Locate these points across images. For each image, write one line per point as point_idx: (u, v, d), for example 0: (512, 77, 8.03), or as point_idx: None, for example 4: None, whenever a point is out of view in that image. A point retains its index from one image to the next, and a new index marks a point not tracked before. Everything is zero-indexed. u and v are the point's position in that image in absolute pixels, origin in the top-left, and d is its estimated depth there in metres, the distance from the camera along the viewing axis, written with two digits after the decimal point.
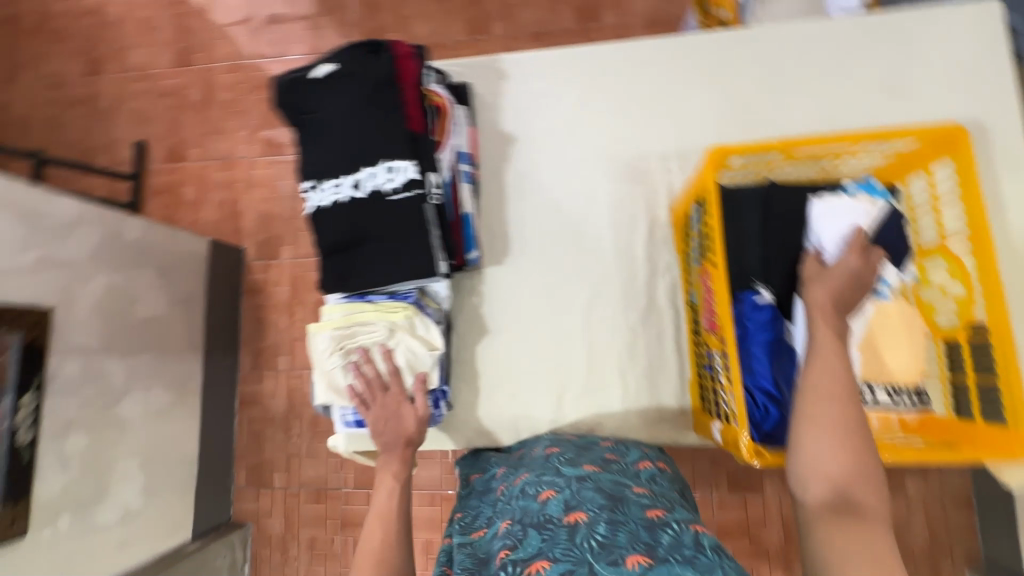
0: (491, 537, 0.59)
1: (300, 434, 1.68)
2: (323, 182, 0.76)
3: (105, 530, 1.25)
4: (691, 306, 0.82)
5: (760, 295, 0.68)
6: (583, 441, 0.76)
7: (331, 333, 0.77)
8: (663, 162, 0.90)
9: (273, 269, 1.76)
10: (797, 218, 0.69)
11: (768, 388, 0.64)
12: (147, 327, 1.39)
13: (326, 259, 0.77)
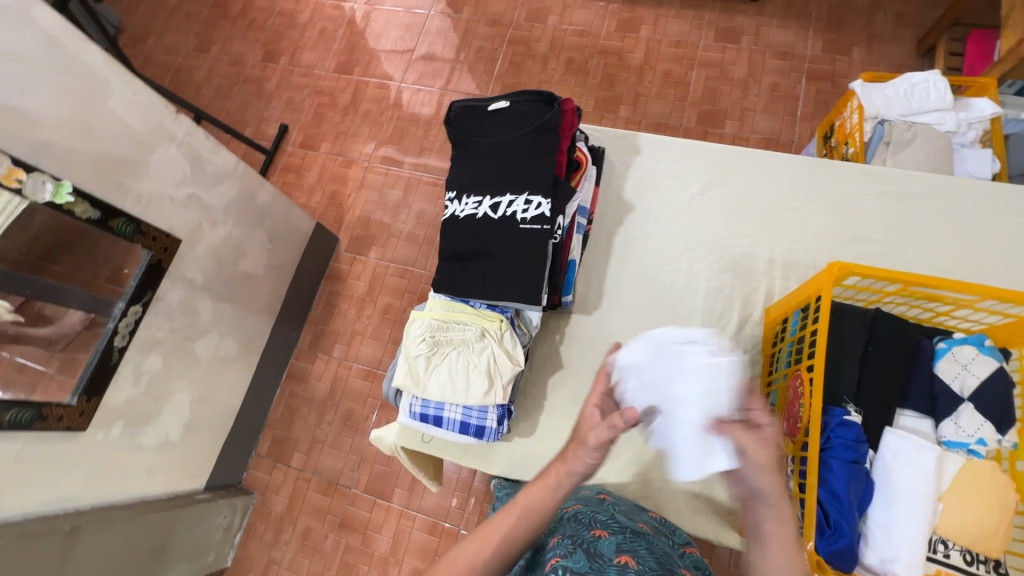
0: (540, 548, 0.68)
1: (331, 422, 1.72)
2: (467, 197, 0.89)
3: (146, 448, 1.31)
4: (768, 408, 0.83)
5: (850, 414, 0.68)
6: (632, 500, 0.85)
7: (431, 324, 0.87)
8: (768, 266, 0.95)
9: (358, 264, 1.88)
10: (898, 351, 0.72)
11: (841, 508, 0.64)
12: (241, 280, 1.51)
13: (448, 263, 0.90)
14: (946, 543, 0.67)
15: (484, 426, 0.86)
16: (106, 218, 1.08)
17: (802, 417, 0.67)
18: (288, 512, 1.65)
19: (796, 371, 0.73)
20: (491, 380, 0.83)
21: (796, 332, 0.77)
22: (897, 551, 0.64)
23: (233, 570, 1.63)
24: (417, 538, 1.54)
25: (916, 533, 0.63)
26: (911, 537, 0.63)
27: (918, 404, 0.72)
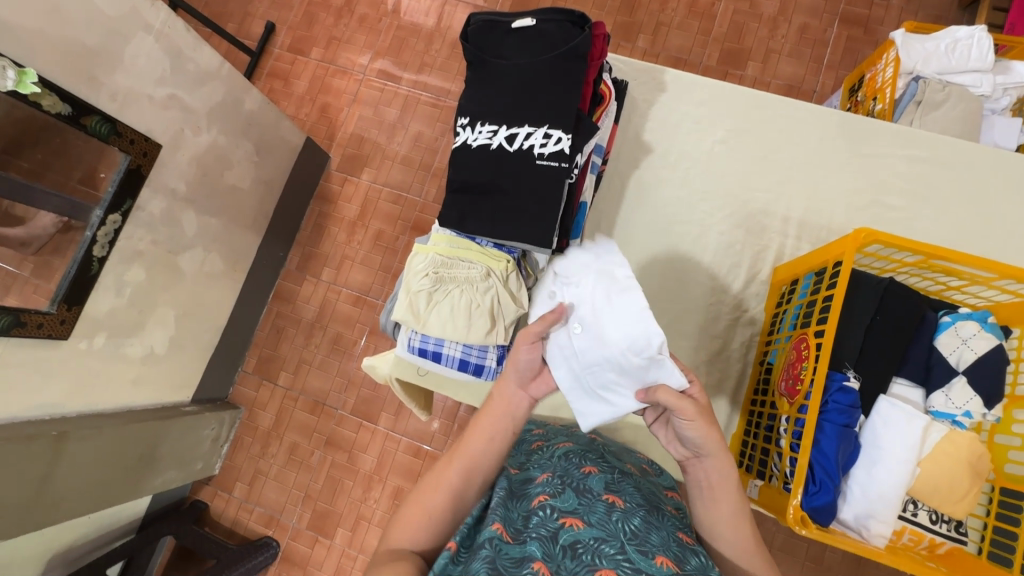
0: (526, 477, 0.66)
1: (318, 344, 1.72)
2: (480, 125, 0.83)
3: (131, 359, 1.30)
4: (765, 366, 0.84)
5: (849, 379, 0.69)
6: (624, 445, 0.86)
7: (436, 260, 0.85)
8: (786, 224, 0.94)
9: (350, 186, 1.80)
10: (907, 319, 0.72)
11: (829, 468, 0.66)
12: (227, 194, 1.43)
13: (454, 196, 0.85)
14: (916, 503, 0.72)
15: (484, 366, 0.86)
16: (77, 115, 0.99)
17: (803, 379, 0.68)
18: (274, 427, 1.69)
19: (801, 334, 0.73)
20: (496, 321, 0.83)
21: (806, 295, 0.76)
22: (871, 508, 0.67)
23: (221, 477, 1.68)
24: (401, 459, 1.60)
25: (891, 494, 0.67)
26: (888, 498, 0.66)
27: (913, 373, 0.73)
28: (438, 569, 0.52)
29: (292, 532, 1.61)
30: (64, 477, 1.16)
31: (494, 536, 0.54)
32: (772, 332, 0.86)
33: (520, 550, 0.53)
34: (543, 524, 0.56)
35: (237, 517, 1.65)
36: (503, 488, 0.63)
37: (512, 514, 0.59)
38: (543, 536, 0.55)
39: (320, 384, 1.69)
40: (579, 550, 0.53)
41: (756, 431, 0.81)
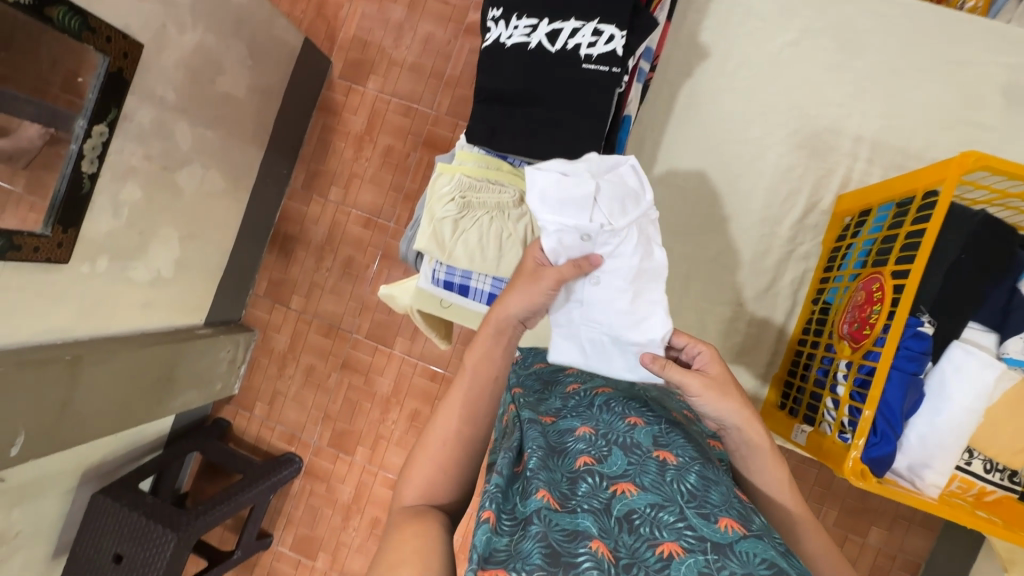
0: (563, 428, 0.62)
1: (329, 268, 1.66)
2: (515, 19, 0.72)
3: (138, 282, 1.25)
4: (824, 307, 0.85)
5: (924, 325, 0.66)
6: (659, 383, 0.82)
7: (463, 183, 0.76)
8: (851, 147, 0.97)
9: (355, 95, 1.64)
10: (997, 260, 0.69)
11: (891, 419, 0.66)
12: (222, 103, 1.30)
13: (482, 106, 0.74)
14: (972, 452, 0.75)
15: None
16: (39, 5, 0.85)
17: (872, 322, 0.67)
18: (289, 350, 1.68)
19: (873, 274, 0.71)
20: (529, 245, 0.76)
21: (884, 229, 0.75)
22: (929, 456, 0.71)
23: (241, 397, 1.71)
24: (418, 383, 1.60)
25: (949, 444, 0.71)
26: (946, 446, 0.71)
27: (988, 317, 0.72)
28: (483, 549, 0.46)
29: (314, 449, 1.66)
30: (85, 400, 1.15)
31: (543, 504, 0.50)
32: (838, 270, 0.84)
33: (573, 521, 0.49)
34: (594, 494, 0.52)
35: (260, 434, 1.70)
36: (544, 441, 0.59)
37: (557, 477, 0.54)
38: (596, 509, 0.51)
39: (333, 308, 1.66)
40: (636, 522, 0.50)
41: (809, 374, 0.82)
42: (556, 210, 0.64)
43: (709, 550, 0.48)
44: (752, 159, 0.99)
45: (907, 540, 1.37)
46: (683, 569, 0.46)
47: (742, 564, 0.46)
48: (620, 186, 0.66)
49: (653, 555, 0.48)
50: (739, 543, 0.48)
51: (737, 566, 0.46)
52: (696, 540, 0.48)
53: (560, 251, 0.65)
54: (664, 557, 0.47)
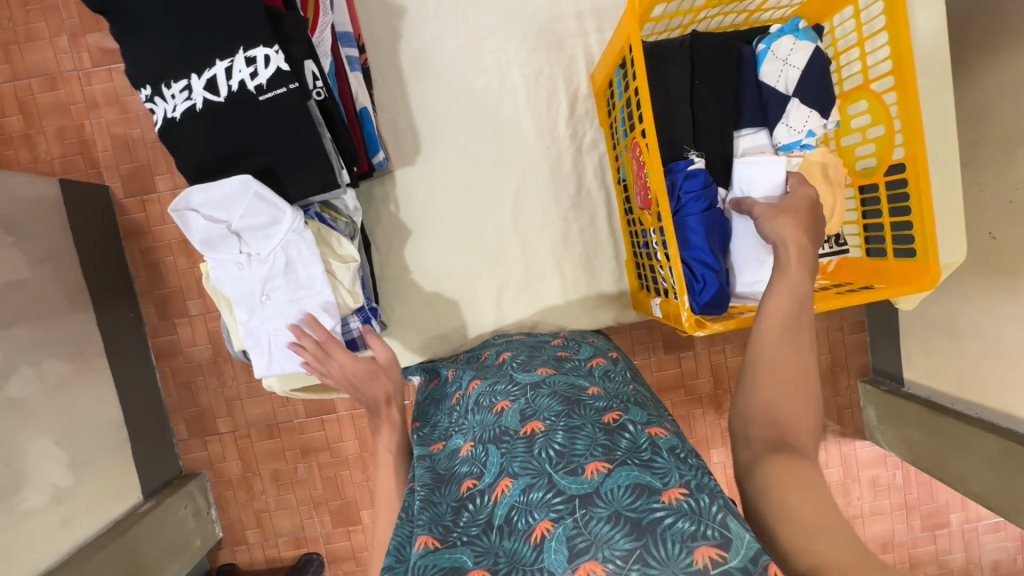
0: (450, 453, 0.65)
1: (234, 376, 1.58)
2: (166, 92, 0.81)
3: (41, 506, 1.17)
4: (621, 182, 1.03)
5: (692, 163, 0.85)
6: (532, 342, 0.87)
7: (227, 281, 0.89)
8: (578, 25, 1.07)
9: (153, 205, 1.51)
10: (716, 75, 0.87)
11: (704, 260, 0.84)
12: (10, 293, 1.19)
13: (200, 178, 0.85)
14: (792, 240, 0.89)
15: (354, 336, 0.97)
16: None
17: (650, 187, 0.78)
18: (246, 471, 1.62)
19: (633, 140, 0.82)
20: (335, 296, 0.92)
21: (623, 95, 0.86)
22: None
23: (228, 536, 1.64)
24: None
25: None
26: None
27: (753, 120, 0.91)
28: None
29: (325, 538, 1.63)
30: None
31: (420, 553, 0.52)
32: (617, 142, 0.97)
33: (450, 557, 0.51)
34: (474, 518, 0.55)
35: (267, 555, 1.65)
36: (432, 476, 0.63)
37: (439, 510, 0.58)
38: (479, 533, 0.53)
39: (262, 410, 1.59)
40: (514, 520, 0.52)
41: (641, 251, 0.98)
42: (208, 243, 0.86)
43: (577, 506, 0.49)
44: (502, 84, 1.08)
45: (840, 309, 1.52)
46: (553, 545, 0.48)
47: (608, 504, 0.49)
48: (251, 209, 0.84)
49: (529, 546, 0.49)
50: (603, 484, 0.50)
51: (603, 509, 0.49)
52: (564, 504, 0.50)
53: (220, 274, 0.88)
54: (537, 541, 0.49)
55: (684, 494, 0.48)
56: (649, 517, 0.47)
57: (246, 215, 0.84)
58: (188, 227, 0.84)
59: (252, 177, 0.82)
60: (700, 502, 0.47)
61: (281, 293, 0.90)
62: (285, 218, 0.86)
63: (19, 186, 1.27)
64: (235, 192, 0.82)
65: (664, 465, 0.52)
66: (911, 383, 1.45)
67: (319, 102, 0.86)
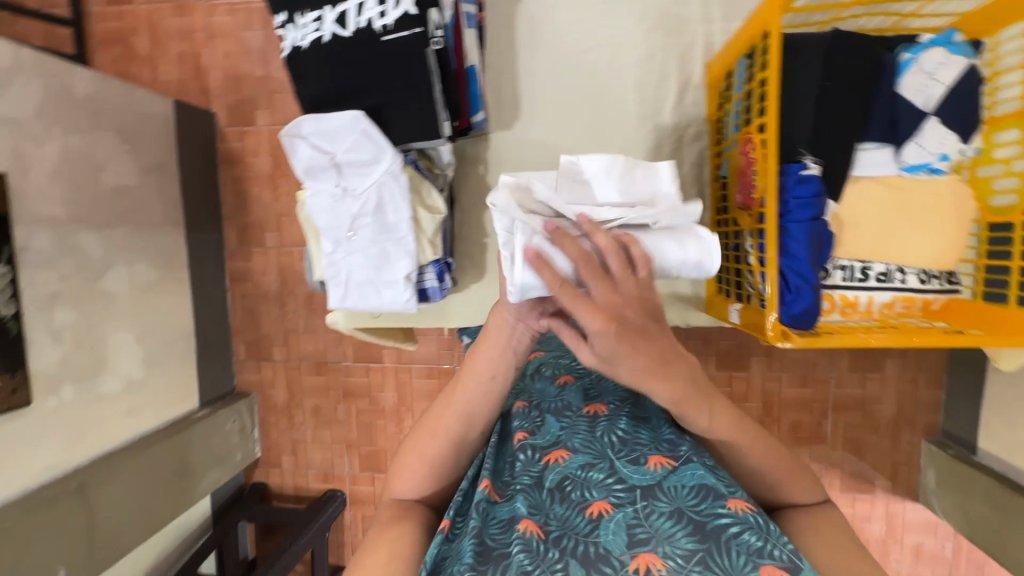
0: (504, 414, 0.70)
1: (295, 310, 1.65)
2: (300, 22, 0.87)
3: (114, 392, 1.28)
4: (720, 179, 0.98)
5: (806, 168, 0.79)
6: (595, 325, 0.91)
7: (318, 212, 0.92)
8: (703, 11, 1.03)
9: (250, 137, 1.59)
10: (849, 78, 0.81)
11: (801, 271, 0.79)
12: (117, 196, 1.29)
13: (313, 108, 0.90)
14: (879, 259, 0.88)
15: (429, 288, 0.98)
16: None
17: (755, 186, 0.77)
18: (291, 401, 1.70)
19: (747, 134, 0.79)
20: (417, 245, 0.94)
21: (743, 87, 0.82)
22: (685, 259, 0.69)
23: (266, 457, 1.74)
24: (420, 384, 1.63)
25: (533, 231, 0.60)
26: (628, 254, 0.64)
27: (879, 133, 0.85)
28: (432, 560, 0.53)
29: (350, 478, 1.70)
30: (109, 519, 1.20)
31: (482, 496, 0.54)
32: (726, 135, 0.93)
33: (508, 508, 0.53)
34: (528, 469, 0.57)
35: (297, 483, 1.74)
36: (491, 432, 0.68)
37: (499, 465, 0.61)
38: (529, 485, 0.55)
39: (315, 347, 1.66)
40: (568, 489, 0.54)
41: (728, 254, 0.94)
42: (309, 170, 0.90)
43: (638, 498, 0.52)
44: (611, 61, 1.05)
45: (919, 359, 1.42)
46: (611, 526, 0.50)
47: (670, 500, 0.51)
48: (357, 144, 0.87)
49: (583, 519, 0.51)
50: (667, 480, 0.53)
51: (665, 505, 0.51)
52: (625, 492, 0.53)
53: (315, 201, 0.91)
54: (594, 518, 0.51)
55: (751, 507, 0.49)
56: (713, 523, 0.49)
57: (350, 149, 0.87)
58: (295, 153, 0.89)
59: (363, 114, 0.85)
60: (768, 522, 0.48)
61: (367, 231, 0.92)
62: (384, 158, 0.88)
63: (140, 100, 1.37)
64: (344, 126, 0.86)
65: (728, 475, 0.53)
66: (984, 454, 1.32)
67: (436, 51, 0.87)
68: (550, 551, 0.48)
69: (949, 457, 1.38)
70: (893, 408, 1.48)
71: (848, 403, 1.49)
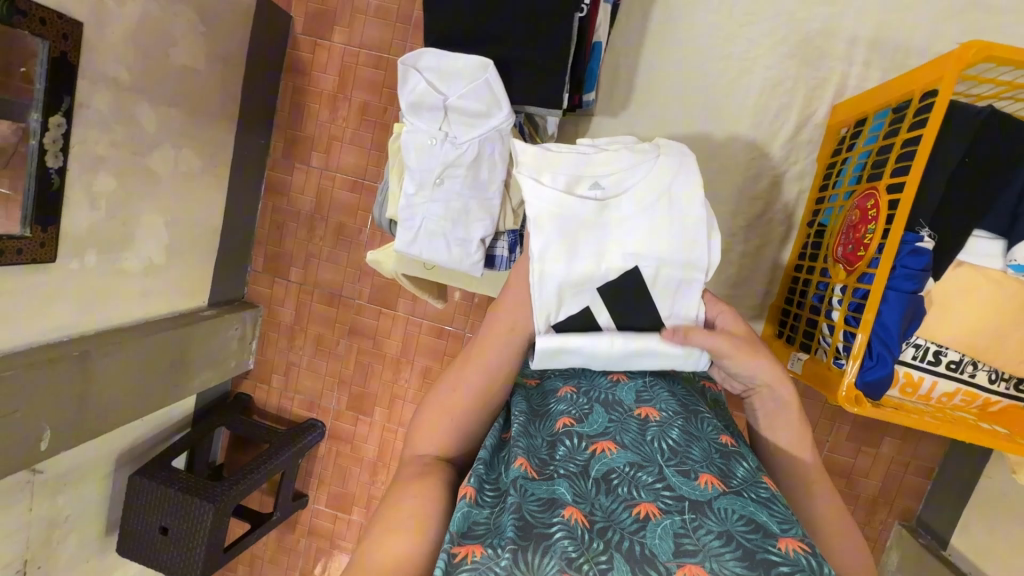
0: (547, 390, 0.66)
1: (323, 236, 1.59)
2: None
3: (132, 268, 1.27)
4: (814, 226, 1.02)
5: (922, 241, 0.80)
6: None
7: (411, 152, 0.90)
8: (846, 50, 1.04)
9: (322, 51, 1.51)
10: (992, 159, 0.80)
11: (887, 342, 0.81)
12: (182, 75, 1.25)
13: (437, 44, 0.90)
14: (946, 349, 0.90)
15: (497, 256, 0.98)
16: None
17: (867, 244, 0.80)
18: (295, 324, 1.66)
19: (868, 190, 0.83)
20: (500, 209, 0.94)
21: (879, 141, 0.86)
22: (669, 295, 0.67)
23: (257, 371, 1.72)
24: (425, 341, 1.58)
25: (556, 199, 0.65)
26: (624, 237, 0.67)
27: (996, 224, 0.85)
28: (459, 523, 0.49)
29: (334, 414, 1.68)
30: (101, 393, 1.19)
31: (520, 473, 0.53)
32: (836, 186, 0.96)
33: (548, 489, 0.52)
34: (572, 457, 0.56)
35: (280, 404, 1.72)
36: (528, 406, 0.64)
37: (536, 442, 0.58)
38: (573, 473, 0.54)
39: (332, 278, 1.61)
40: (614, 482, 0.53)
41: (805, 302, 0.99)
42: (415, 110, 0.89)
43: (687, 508, 0.51)
44: (730, 77, 1.08)
45: (924, 449, 1.40)
46: (658, 531, 0.49)
47: (720, 521, 0.50)
48: (474, 92, 0.87)
49: (630, 517, 0.51)
50: (718, 500, 0.51)
51: (714, 524, 0.50)
52: (673, 501, 0.51)
53: (412, 140, 0.89)
54: (640, 518, 0.50)
55: (805, 550, 0.48)
56: (764, 555, 0.47)
57: (466, 99, 0.87)
58: (407, 83, 0.88)
59: (491, 64, 0.86)
60: (822, 567, 0.47)
61: (457, 182, 0.90)
62: (499, 115, 0.88)
63: None
64: (468, 70, 0.86)
65: (784, 512, 0.51)
66: (955, 550, 1.31)
67: (579, 18, 0.87)
68: (594, 542, 0.48)
69: (919, 548, 1.36)
70: (880, 485, 1.43)
71: (836, 469, 1.44)
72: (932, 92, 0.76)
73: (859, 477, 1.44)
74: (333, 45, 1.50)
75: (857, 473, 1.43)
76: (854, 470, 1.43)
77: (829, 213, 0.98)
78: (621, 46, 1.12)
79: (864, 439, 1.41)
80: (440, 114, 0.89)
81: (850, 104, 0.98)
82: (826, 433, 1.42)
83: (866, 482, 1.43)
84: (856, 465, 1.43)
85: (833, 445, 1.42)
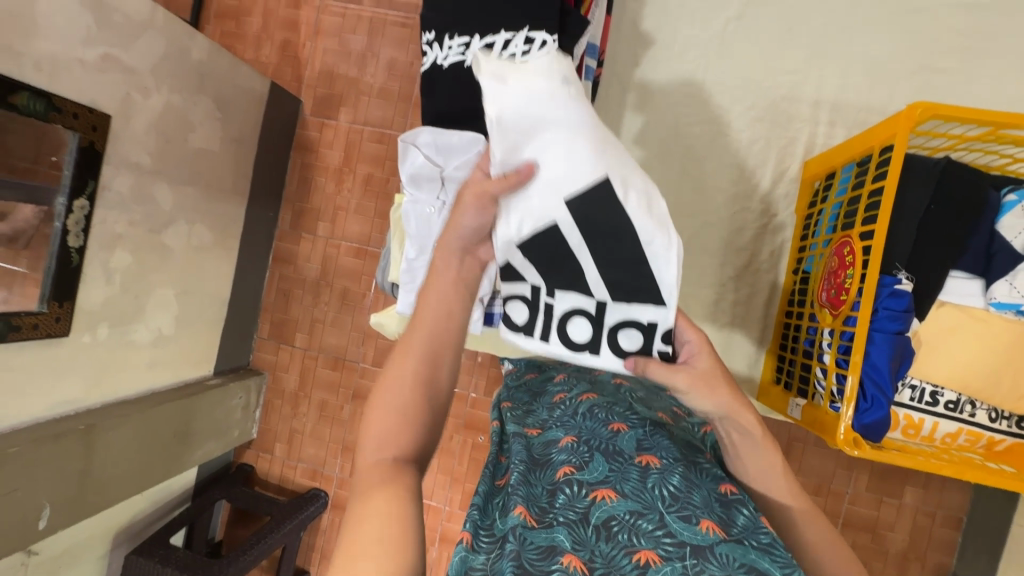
0: (546, 440, 0.66)
1: (328, 301, 1.63)
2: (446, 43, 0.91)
3: (141, 340, 1.29)
4: (799, 274, 1.05)
5: (900, 283, 0.82)
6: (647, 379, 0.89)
7: (412, 219, 0.96)
8: (812, 111, 1.12)
9: (329, 130, 1.62)
10: (956, 205, 0.84)
11: (879, 383, 0.81)
12: (198, 156, 1.34)
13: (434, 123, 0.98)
14: (941, 390, 0.91)
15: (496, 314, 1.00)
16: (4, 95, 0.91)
17: (848, 287, 0.83)
18: (299, 390, 1.66)
19: (844, 238, 0.87)
20: None
21: (848, 193, 0.90)
22: (645, 215, 0.63)
23: (260, 440, 1.70)
24: None
25: (518, 101, 0.60)
26: (595, 143, 0.62)
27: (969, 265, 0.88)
28: (458, 567, 0.50)
29: (338, 481, 1.64)
30: (102, 467, 1.18)
31: (520, 521, 0.53)
32: (816, 236, 1.00)
33: (548, 537, 0.52)
34: (572, 504, 0.56)
35: (283, 474, 1.69)
36: (528, 455, 0.63)
37: (536, 490, 0.58)
38: (572, 520, 0.54)
39: (336, 342, 1.63)
40: (614, 529, 0.54)
41: (798, 348, 1.00)
42: (416, 181, 0.95)
43: (688, 555, 0.51)
44: (709, 140, 1.15)
45: (946, 496, 1.35)
46: None
47: (722, 566, 0.50)
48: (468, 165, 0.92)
49: (630, 563, 0.51)
50: (719, 545, 0.52)
51: (716, 569, 0.50)
52: (674, 547, 0.52)
53: (413, 209, 0.96)
54: (641, 565, 0.51)
55: None
56: None
57: (460, 170, 0.93)
58: (406, 158, 0.94)
59: (482, 139, 0.89)
60: None
61: None
62: None
63: (241, 74, 1.43)
64: (461, 145, 0.91)
65: (786, 556, 0.51)
66: None
67: None
68: None
69: None
70: (907, 538, 1.36)
71: (858, 523, 1.38)
72: (889, 146, 0.81)
73: (885, 530, 1.37)
74: (339, 126, 1.61)
75: (880, 526, 1.37)
76: (876, 522, 1.37)
77: (811, 260, 1.01)
78: (605, 116, 1.21)
79: (884, 488, 1.37)
80: (438, 184, 0.95)
81: (819, 159, 1.05)
82: (842, 483, 1.37)
83: (892, 535, 1.37)
84: (879, 517, 1.37)
85: (852, 496, 1.37)
